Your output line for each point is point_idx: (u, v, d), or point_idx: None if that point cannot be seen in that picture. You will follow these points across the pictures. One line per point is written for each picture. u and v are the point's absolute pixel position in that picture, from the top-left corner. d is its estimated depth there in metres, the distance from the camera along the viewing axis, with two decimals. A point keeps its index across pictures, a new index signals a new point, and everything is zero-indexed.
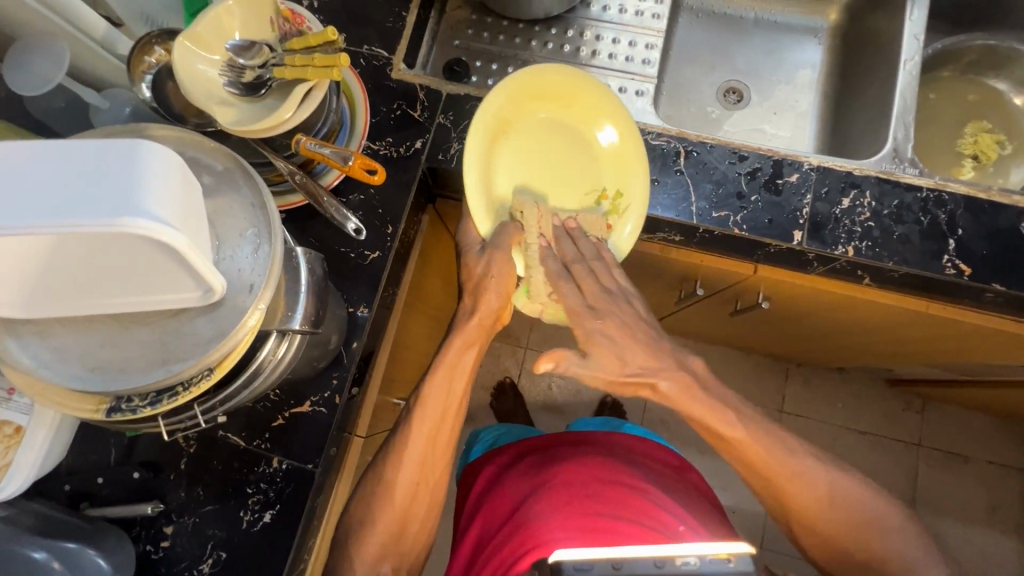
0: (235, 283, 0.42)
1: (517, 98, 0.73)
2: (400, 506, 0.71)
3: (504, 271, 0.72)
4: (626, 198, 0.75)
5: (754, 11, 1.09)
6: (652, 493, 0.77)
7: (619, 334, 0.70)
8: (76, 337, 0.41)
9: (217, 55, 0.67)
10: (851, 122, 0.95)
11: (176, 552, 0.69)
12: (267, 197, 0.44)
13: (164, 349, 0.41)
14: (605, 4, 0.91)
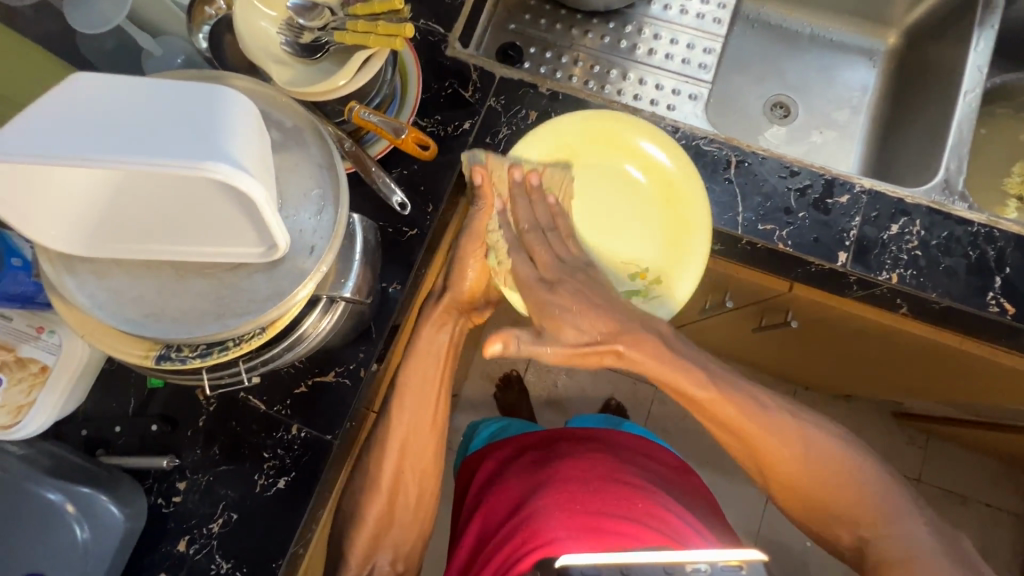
0: (295, 244, 0.40)
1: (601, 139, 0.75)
2: (397, 497, 0.71)
3: (473, 244, 0.71)
4: (665, 284, 0.73)
5: (811, 28, 1.07)
6: (656, 493, 0.76)
7: (576, 304, 0.64)
8: (131, 281, 0.40)
9: (276, 12, 0.66)
10: (899, 150, 0.94)
11: (188, 509, 0.69)
12: (334, 158, 0.43)
13: (223, 301, 0.40)
14: (666, 4, 0.89)
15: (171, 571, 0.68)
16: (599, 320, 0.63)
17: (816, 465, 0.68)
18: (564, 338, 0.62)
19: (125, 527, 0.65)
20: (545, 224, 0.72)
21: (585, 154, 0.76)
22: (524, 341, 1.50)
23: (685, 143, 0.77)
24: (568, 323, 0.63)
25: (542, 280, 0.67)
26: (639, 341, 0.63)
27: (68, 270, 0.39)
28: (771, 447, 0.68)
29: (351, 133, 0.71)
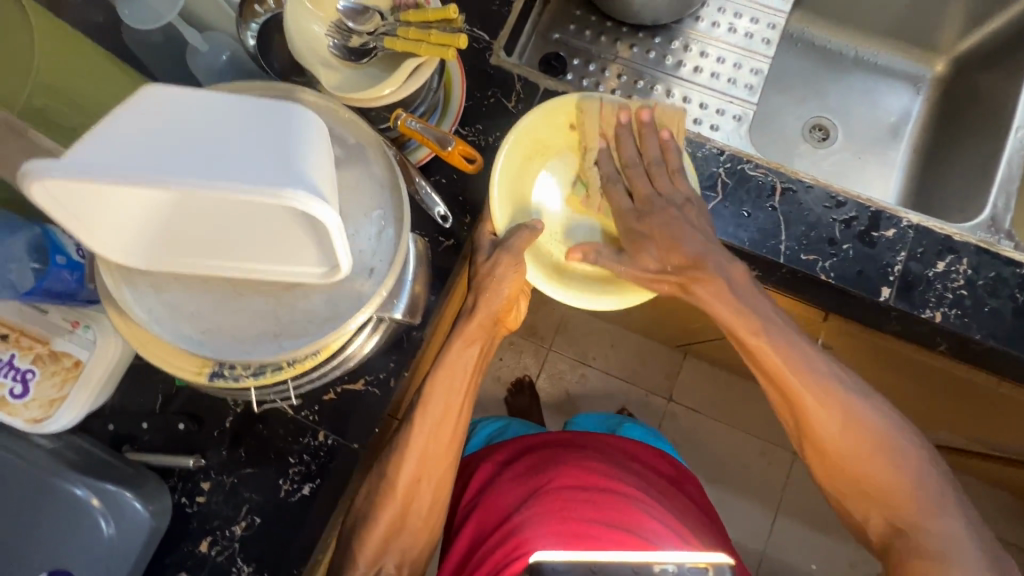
0: (355, 266, 0.40)
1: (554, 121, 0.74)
2: (407, 506, 0.69)
3: (513, 263, 0.68)
4: (665, 249, 0.72)
5: (856, 50, 1.04)
6: (645, 502, 0.74)
7: (655, 233, 0.71)
8: (188, 296, 0.40)
9: (325, 14, 0.65)
10: (941, 180, 0.92)
11: (211, 510, 0.69)
12: (393, 177, 0.43)
13: (281, 319, 0.40)
14: (715, 21, 0.87)
15: (193, 571, 0.68)
16: (675, 253, 0.69)
17: (863, 431, 0.62)
18: (637, 262, 0.71)
19: (150, 526, 0.64)
20: (648, 158, 0.73)
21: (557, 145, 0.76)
22: (539, 347, 1.48)
23: (730, 167, 0.75)
24: (647, 248, 0.71)
25: (633, 207, 0.73)
26: (709, 277, 0.68)
27: (129, 284, 0.39)
28: (815, 401, 0.64)
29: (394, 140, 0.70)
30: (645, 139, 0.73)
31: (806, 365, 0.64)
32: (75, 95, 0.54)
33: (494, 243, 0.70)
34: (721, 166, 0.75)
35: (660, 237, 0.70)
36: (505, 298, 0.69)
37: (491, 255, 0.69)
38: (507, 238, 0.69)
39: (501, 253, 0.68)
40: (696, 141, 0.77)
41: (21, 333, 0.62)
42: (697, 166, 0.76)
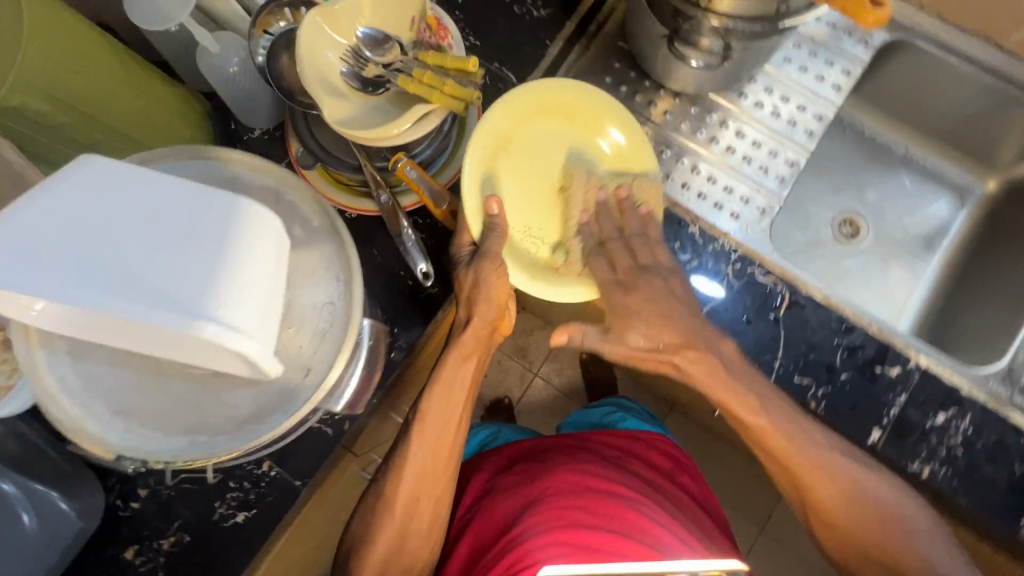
0: (292, 364, 0.41)
1: (514, 114, 0.68)
2: (402, 519, 0.64)
3: (495, 267, 0.62)
4: (637, 209, 0.69)
5: (906, 147, 0.97)
6: (645, 502, 0.68)
7: (646, 309, 0.65)
8: (108, 367, 0.41)
9: (342, 38, 0.61)
10: (965, 312, 0.87)
11: (143, 518, 0.67)
12: (355, 272, 0.44)
13: (199, 409, 0.41)
14: (759, 100, 0.81)
15: None
16: (666, 329, 0.64)
17: (854, 494, 0.61)
18: (629, 339, 0.65)
19: (76, 529, 0.63)
20: (632, 231, 0.68)
21: (524, 137, 0.69)
22: None
23: (739, 268, 0.72)
24: (635, 326, 0.65)
25: (618, 279, 0.66)
26: (701, 358, 0.63)
27: (47, 348, 0.39)
28: (809, 473, 0.61)
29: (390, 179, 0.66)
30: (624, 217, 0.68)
31: (800, 433, 0.62)
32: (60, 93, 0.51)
33: (471, 256, 0.64)
34: (731, 265, 0.73)
35: (650, 311, 0.65)
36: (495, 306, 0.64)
37: (470, 265, 0.63)
38: (483, 245, 0.63)
39: (482, 260, 0.62)
40: (706, 237, 0.74)
41: None
42: (705, 262, 0.73)
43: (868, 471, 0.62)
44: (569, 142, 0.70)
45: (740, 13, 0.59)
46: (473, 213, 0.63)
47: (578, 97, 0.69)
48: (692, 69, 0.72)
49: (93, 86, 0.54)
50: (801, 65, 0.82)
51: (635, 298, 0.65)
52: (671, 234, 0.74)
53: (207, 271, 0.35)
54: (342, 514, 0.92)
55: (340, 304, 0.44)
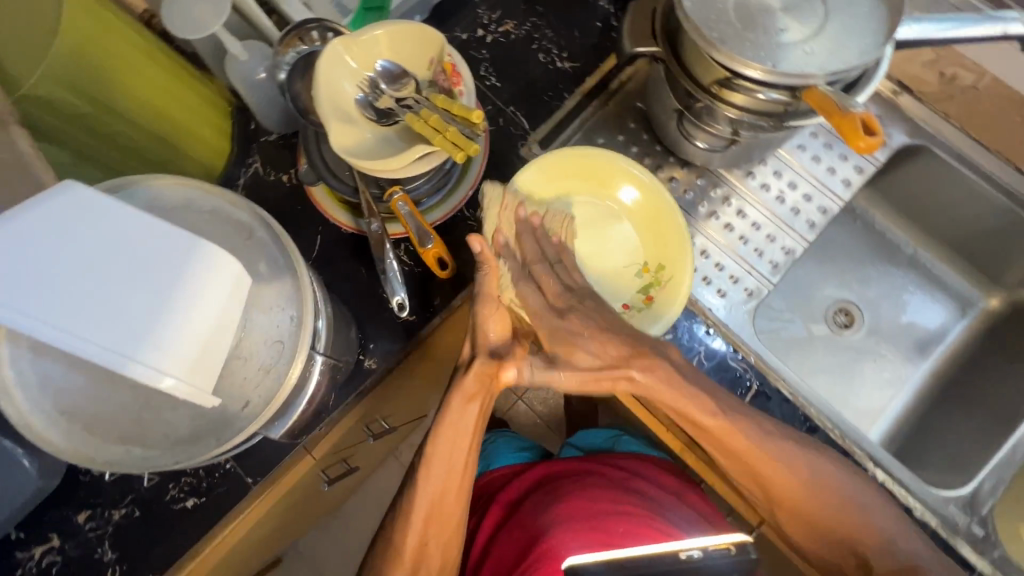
0: (232, 396, 0.46)
1: (549, 174, 0.72)
2: (409, 562, 0.65)
3: (492, 308, 0.63)
4: (669, 270, 0.71)
5: (915, 247, 0.96)
6: (656, 517, 0.71)
7: (590, 330, 0.63)
8: (64, 367, 0.45)
9: (362, 68, 0.64)
10: (942, 428, 0.87)
11: (99, 486, 0.70)
12: (309, 316, 0.48)
13: (139, 423, 0.45)
14: (764, 183, 0.82)
15: (63, 536, 0.69)
16: (610, 343, 0.62)
17: (817, 486, 0.63)
18: (575, 362, 0.62)
19: (35, 486, 0.65)
20: (550, 257, 0.68)
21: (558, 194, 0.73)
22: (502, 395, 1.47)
23: (714, 345, 0.73)
24: (580, 347, 0.63)
25: (551, 305, 0.65)
26: (653, 366, 0.61)
27: (13, 341, 0.44)
28: (777, 472, 0.63)
29: (383, 207, 0.69)
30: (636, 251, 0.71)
31: (756, 429, 0.63)
32: (85, 88, 0.53)
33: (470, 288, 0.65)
34: (704, 344, 0.73)
35: (593, 331, 0.63)
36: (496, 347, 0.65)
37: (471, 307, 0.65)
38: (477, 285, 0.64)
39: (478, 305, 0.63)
40: (689, 311, 0.75)
41: None
42: (680, 334, 0.73)
43: (826, 458, 0.64)
44: (602, 205, 0.73)
45: (748, 108, 0.61)
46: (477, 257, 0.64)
47: (613, 166, 0.72)
48: (699, 148, 0.74)
49: (120, 88, 0.57)
50: (814, 154, 0.84)
51: (573, 322, 0.64)
52: None
53: (151, 313, 0.37)
54: (296, 509, 0.94)
55: (289, 344, 0.47)
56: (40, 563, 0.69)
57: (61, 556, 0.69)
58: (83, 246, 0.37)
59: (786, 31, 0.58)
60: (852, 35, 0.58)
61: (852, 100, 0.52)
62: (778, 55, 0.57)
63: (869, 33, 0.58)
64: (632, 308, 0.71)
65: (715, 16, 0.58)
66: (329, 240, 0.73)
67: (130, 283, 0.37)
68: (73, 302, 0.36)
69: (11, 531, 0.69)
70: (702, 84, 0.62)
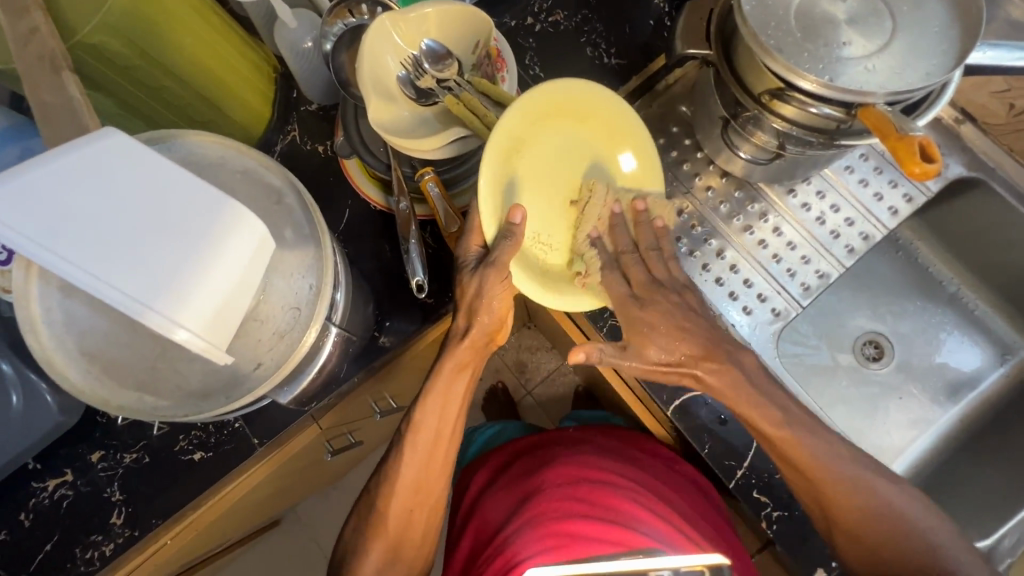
0: (245, 356, 0.47)
1: (531, 115, 0.62)
2: (395, 530, 0.67)
3: (499, 279, 0.59)
4: (648, 218, 0.67)
5: (959, 285, 0.91)
6: (635, 488, 0.69)
7: (663, 325, 0.63)
8: (87, 312, 0.46)
9: (407, 46, 0.64)
10: (962, 477, 0.84)
11: (115, 429, 0.72)
12: (327, 287, 0.48)
13: (153, 373, 0.46)
14: (805, 202, 0.79)
15: (75, 472, 0.72)
16: (685, 341, 0.62)
17: (869, 503, 0.63)
18: (647, 356, 0.63)
19: (54, 421, 0.67)
20: (646, 244, 0.66)
21: (536, 138, 0.64)
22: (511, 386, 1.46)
23: None
24: (654, 340, 0.62)
25: (634, 296, 0.64)
26: (724, 371, 0.62)
27: (43, 281, 0.45)
28: (829, 483, 0.62)
29: (414, 187, 0.68)
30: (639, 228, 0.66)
31: (823, 447, 0.63)
32: (135, 39, 0.54)
33: (481, 258, 0.61)
34: None
35: (666, 327, 0.62)
36: (494, 317, 0.62)
37: (475, 271, 0.61)
38: (493, 251, 0.60)
39: (488, 270, 0.59)
40: None
41: None
42: None
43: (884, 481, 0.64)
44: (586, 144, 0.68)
45: (798, 121, 0.58)
46: (488, 213, 0.59)
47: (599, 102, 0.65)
48: (741, 159, 0.72)
49: (173, 45, 0.57)
50: (861, 177, 0.81)
51: (650, 313, 0.63)
52: None
53: (170, 264, 0.37)
54: (300, 474, 0.96)
55: (305, 310, 0.48)
56: (52, 496, 0.72)
57: (73, 490, 0.72)
58: (117, 196, 0.38)
59: (848, 45, 0.56)
60: (920, 56, 0.55)
61: (913, 122, 0.49)
62: (838, 70, 0.55)
63: (938, 55, 0.55)
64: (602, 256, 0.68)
65: (775, 24, 0.56)
66: (357, 214, 0.73)
67: (158, 236, 0.38)
68: (103, 247, 0.36)
69: (29, 462, 0.72)
70: (752, 93, 0.59)
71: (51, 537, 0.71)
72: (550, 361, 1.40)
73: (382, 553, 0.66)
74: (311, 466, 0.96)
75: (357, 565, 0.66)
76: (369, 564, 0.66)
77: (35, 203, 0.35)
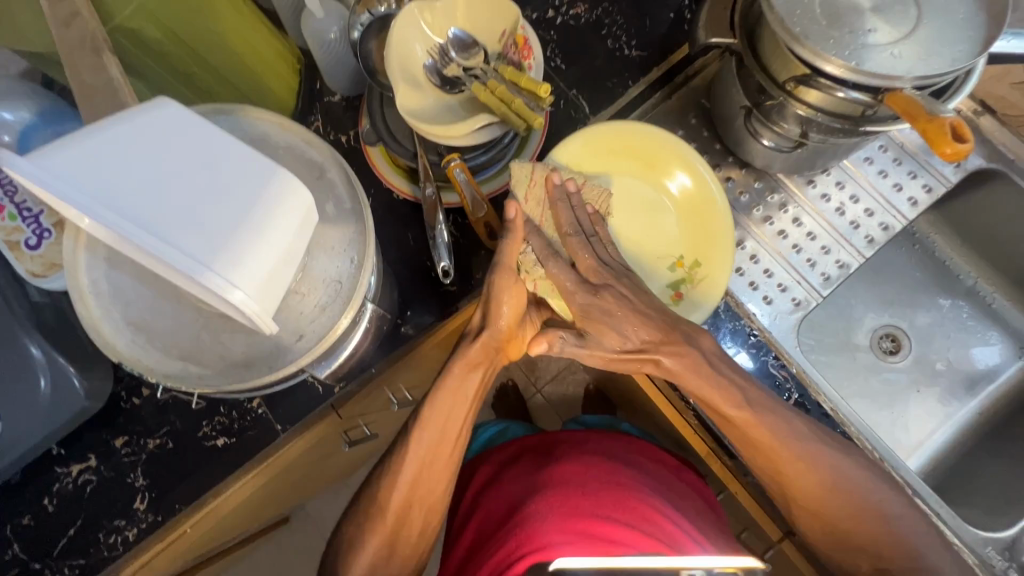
0: (289, 328, 0.49)
1: (597, 153, 0.72)
2: (392, 523, 0.66)
3: (509, 280, 0.63)
4: (705, 268, 0.70)
5: (976, 278, 0.91)
6: (651, 495, 0.69)
7: (621, 309, 0.61)
8: (132, 284, 0.48)
9: (435, 36, 0.65)
10: (984, 470, 0.84)
11: (139, 415, 0.73)
12: (367, 260, 0.50)
13: (196, 343, 0.49)
14: (825, 192, 0.80)
15: (99, 458, 0.72)
16: (638, 316, 0.61)
17: (843, 488, 0.61)
18: (605, 341, 0.62)
19: (80, 406, 0.67)
20: (585, 229, 0.66)
21: (603, 176, 0.73)
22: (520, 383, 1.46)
23: (754, 351, 0.72)
24: (610, 327, 0.61)
25: (585, 282, 0.63)
26: (682, 353, 0.60)
27: (90, 253, 0.48)
28: (799, 468, 0.61)
29: (439, 174, 0.69)
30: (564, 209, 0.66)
31: (789, 426, 0.62)
32: (173, 26, 0.55)
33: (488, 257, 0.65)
34: (746, 346, 0.72)
35: (623, 311, 0.61)
36: (508, 319, 0.64)
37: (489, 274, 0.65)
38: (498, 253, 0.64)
39: (496, 271, 0.63)
40: (732, 314, 0.73)
41: None
42: (722, 337, 0.72)
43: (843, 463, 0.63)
44: (652, 190, 0.73)
45: (824, 107, 0.59)
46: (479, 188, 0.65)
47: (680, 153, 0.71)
48: (763, 147, 0.71)
49: (208, 30, 0.58)
50: (881, 168, 0.81)
51: (606, 297, 0.62)
52: None
53: (223, 229, 0.38)
54: (314, 466, 0.96)
55: (346, 284, 0.50)
56: (77, 481, 0.72)
57: (96, 476, 0.72)
58: (168, 160, 0.38)
59: (874, 32, 0.56)
60: (946, 41, 0.55)
61: (942, 105, 0.50)
62: (863, 56, 0.55)
63: (964, 41, 0.55)
64: (662, 301, 0.70)
65: (801, 12, 0.57)
66: (379, 202, 0.73)
67: (214, 202, 0.38)
68: (155, 206, 0.37)
69: (53, 447, 0.72)
70: (777, 81, 0.60)
71: (75, 522, 0.71)
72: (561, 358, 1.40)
73: (378, 546, 0.65)
74: (326, 458, 0.96)
75: (353, 558, 0.66)
76: (364, 558, 0.65)
77: (95, 163, 0.36)
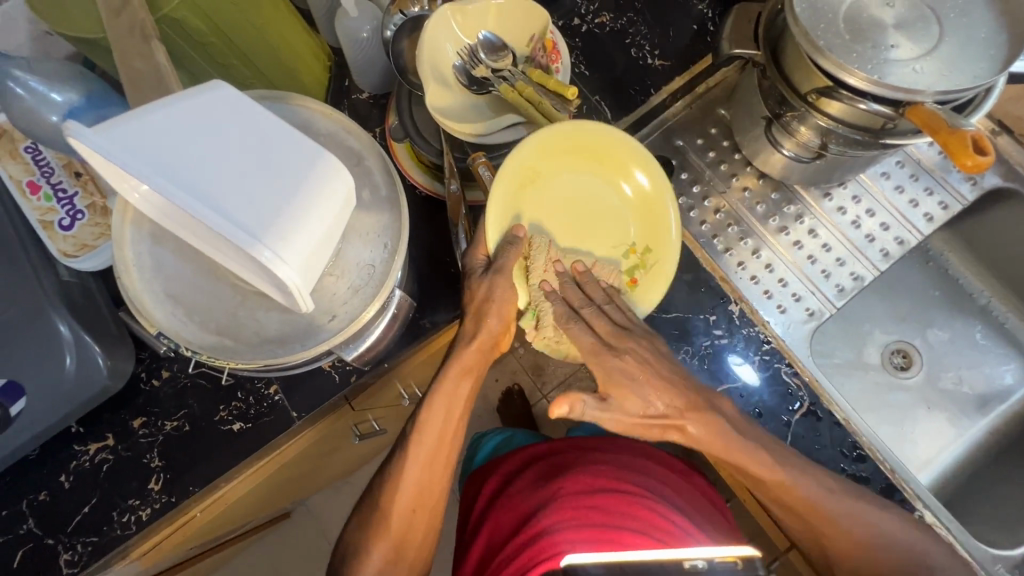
0: (322, 307, 0.54)
1: (548, 150, 0.66)
2: (397, 528, 0.66)
3: (507, 289, 0.63)
4: (656, 254, 0.68)
5: (990, 297, 0.92)
6: (652, 498, 0.69)
7: (645, 373, 0.60)
8: (175, 260, 0.53)
9: (465, 37, 0.67)
10: (993, 489, 0.84)
11: (157, 397, 0.74)
12: (400, 246, 0.55)
13: (233, 319, 0.53)
14: (841, 205, 0.81)
15: (116, 438, 0.73)
16: (667, 393, 0.59)
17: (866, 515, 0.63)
18: (627, 409, 0.59)
19: (102, 385, 0.68)
20: (596, 300, 0.64)
21: (552, 174, 0.68)
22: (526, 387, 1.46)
23: (766, 359, 0.72)
24: (636, 391, 0.59)
25: (605, 344, 0.61)
26: (705, 420, 0.60)
27: (136, 227, 0.52)
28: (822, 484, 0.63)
29: (463, 172, 0.71)
30: (588, 284, 0.65)
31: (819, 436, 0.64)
32: (216, 17, 0.57)
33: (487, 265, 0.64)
34: (759, 353, 0.73)
35: (648, 378, 0.59)
36: (502, 324, 0.64)
37: (484, 275, 0.63)
38: (497, 259, 0.63)
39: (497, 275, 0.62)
40: (748, 320, 0.74)
41: (91, 180, 0.70)
42: (736, 342, 0.73)
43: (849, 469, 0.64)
44: (597, 180, 0.69)
45: (845, 119, 0.60)
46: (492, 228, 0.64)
47: (632, 152, 0.67)
48: (783, 156, 0.72)
49: (248, 22, 0.60)
50: (897, 184, 0.82)
51: (629, 360, 0.60)
52: (711, 305, 0.74)
53: (269, 202, 0.39)
54: (322, 459, 0.96)
55: (379, 268, 0.55)
56: (94, 459, 0.73)
57: (113, 455, 0.73)
58: (220, 136, 0.41)
59: (896, 47, 0.57)
60: (967, 59, 0.57)
61: (964, 119, 0.51)
62: (885, 70, 0.56)
63: (984, 59, 0.56)
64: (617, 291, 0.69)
65: (825, 26, 0.58)
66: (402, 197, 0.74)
67: (260, 177, 0.40)
68: (206, 176, 0.39)
69: (73, 425, 0.73)
70: (799, 92, 0.61)
71: (91, 499, 0.72)
72: (568, 366, 1.40)
73: (385, 552, 0.66)
74: (334, 452, 0.97)
75: (360, 563, 0.66)
76: (375, 562, 0.66)
77: (153, 134, 0.39)
